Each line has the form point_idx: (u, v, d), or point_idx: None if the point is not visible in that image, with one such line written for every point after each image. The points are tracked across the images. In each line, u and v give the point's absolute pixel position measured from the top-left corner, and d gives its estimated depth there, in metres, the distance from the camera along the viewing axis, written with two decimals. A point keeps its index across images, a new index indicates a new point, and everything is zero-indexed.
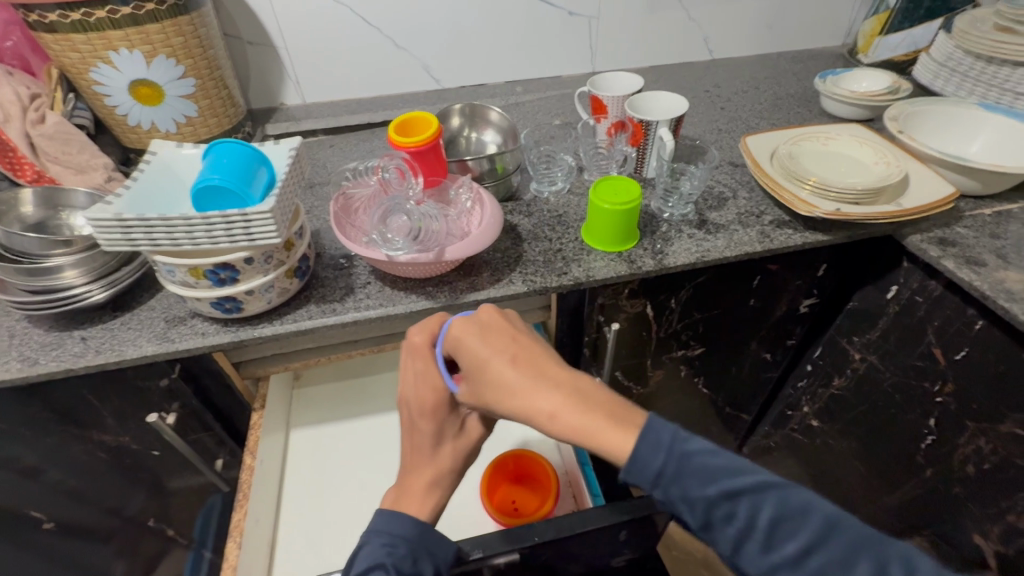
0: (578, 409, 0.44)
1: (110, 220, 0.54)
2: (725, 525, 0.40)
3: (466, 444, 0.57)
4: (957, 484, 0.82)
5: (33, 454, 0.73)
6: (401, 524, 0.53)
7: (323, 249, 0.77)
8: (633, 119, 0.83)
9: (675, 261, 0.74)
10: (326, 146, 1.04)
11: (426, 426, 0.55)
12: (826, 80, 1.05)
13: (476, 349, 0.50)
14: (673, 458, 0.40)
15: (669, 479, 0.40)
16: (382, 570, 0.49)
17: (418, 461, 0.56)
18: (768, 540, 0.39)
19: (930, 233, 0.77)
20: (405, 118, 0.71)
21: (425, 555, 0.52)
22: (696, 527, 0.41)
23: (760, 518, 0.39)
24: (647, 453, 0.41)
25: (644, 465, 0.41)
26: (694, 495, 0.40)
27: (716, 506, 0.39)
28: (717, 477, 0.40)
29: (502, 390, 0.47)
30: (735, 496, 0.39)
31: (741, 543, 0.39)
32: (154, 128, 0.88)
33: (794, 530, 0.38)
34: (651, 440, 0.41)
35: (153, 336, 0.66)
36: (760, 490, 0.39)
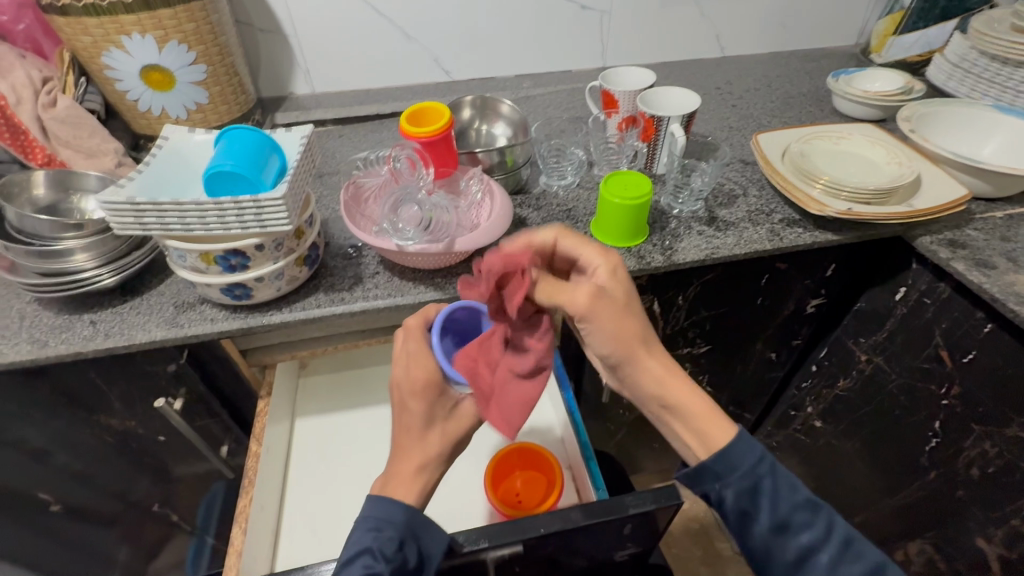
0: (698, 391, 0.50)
1: (123, 203, 0.54)
2: (800, 531, 0.45)
3: (457, 429, 0.57)
4: (961, 487, 0.82)
5: (42, 435, 0.74)
6: (396, 508, 0.51)
7: (332, 238, 0.77)
8: (644, 115, 0.83)
9: (684, 258, 0.74)
10: (336, 136, 1.03)
11: (415, 405, 0.55)
12: (839, 79, 1.04)
13: (610, 296, 0.51)
14: (770, 461, 0.46)
15: (764, 475, 0.46)
16: (368, 555, 0.48)
17: (409, 442, 0.55)
18: (836, 556, 0.45)
19: (940, 235, 0.76)
20: (416, 108, 0.71)
21: (414, 537, 0.51)
22: (765, 529, 0.46)
23: (828, 537, 0.45)
24: (744, 452, 0.46)
25: (741, 459, 0.46)
26: (782, 496, 0.46)
27: (799, 511, 0.46)
28: (803, 489, 0.47)
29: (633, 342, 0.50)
30: (815, 510, 0.46)
31: (808, 551, 0.45)
32: (165, 114, 0.88)
33: (853, 556, 0.45)
34: (750, 443, 0.47)
35: (162, 321, 0.66)
36: (833, 514, 0.47)
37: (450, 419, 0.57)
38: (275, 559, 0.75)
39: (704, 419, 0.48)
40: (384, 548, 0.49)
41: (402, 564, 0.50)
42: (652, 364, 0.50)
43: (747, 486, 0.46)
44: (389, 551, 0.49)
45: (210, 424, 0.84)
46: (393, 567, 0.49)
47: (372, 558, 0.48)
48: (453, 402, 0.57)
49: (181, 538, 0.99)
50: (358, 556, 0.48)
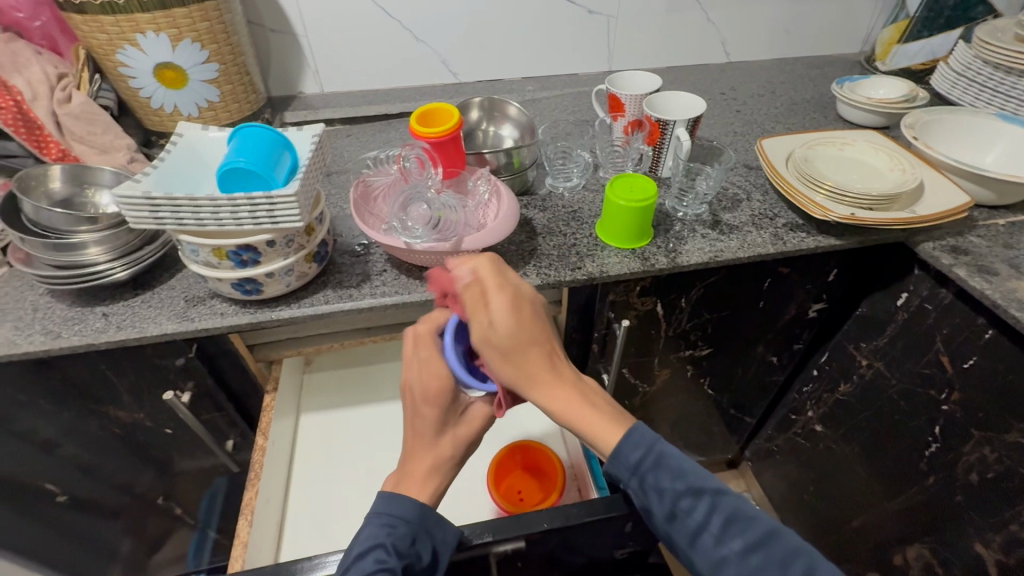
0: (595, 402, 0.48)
1: (139, 198, 0.56)
2: (686, 516, 0.45)
3: (468, 432, 0.57)
4: (959, 492, 0.83)
5: (50, 426, 0.75)
6: (409, 506, 0.53)
7: (340, 235, 0.78)
8: (651, 118, 0.84)
9: (687, 260, 0.75)
10: (344, 135, 1.05)
11: (427, 412, 0.56)
12: (844, 86, 1.05)
13: (499, 329, 0.48)
14: (655, 452, 0.46)
15: (647, 471, 0.46)
16: (381, 550, 0.49)
17: (420, 446, 0.56)
18: (725, 533, 0.44)
19: (942, 241, 0.77)
20: (426, 109, 0.72)
21: (426, 536, 0.53)
22: (661, 517, 0.46)
23: (713, 518, 0.44)
24: (631, 449, 0.46)
25: (627, 456, 0.46)
26: (662, 487, 0.46)
27: (681, 498, 0.45)
28: (685, 474, 0.46)
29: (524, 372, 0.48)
30: (700, 494, 0.45)
31: (697, 536, 0.44)
32: (176, 112, 0.89)
33: (743, 529, 0.43)
34: (639, 433, 0.47)
35: (173, 315, 0.67)
36: (720, 491, 0.45)
37: (461, 422, 0.57)
38: (279, 553, 0.75)
39: (599, 426, 0.47)
40: (397, 543, 0.51)
41: (412, 562, 0.51)
42: (548, 387, 0.48)
43: (635, 483, 0.46)
44: (401, 547, 0.51)
45: (216, 418, 0.85)
46: (404, 563, 0.50)
47: (385, 553, 0.49)
48: (462, 406, 0.57)
49: (184, 531, 1.00)
50: (371, 550, 0.49)
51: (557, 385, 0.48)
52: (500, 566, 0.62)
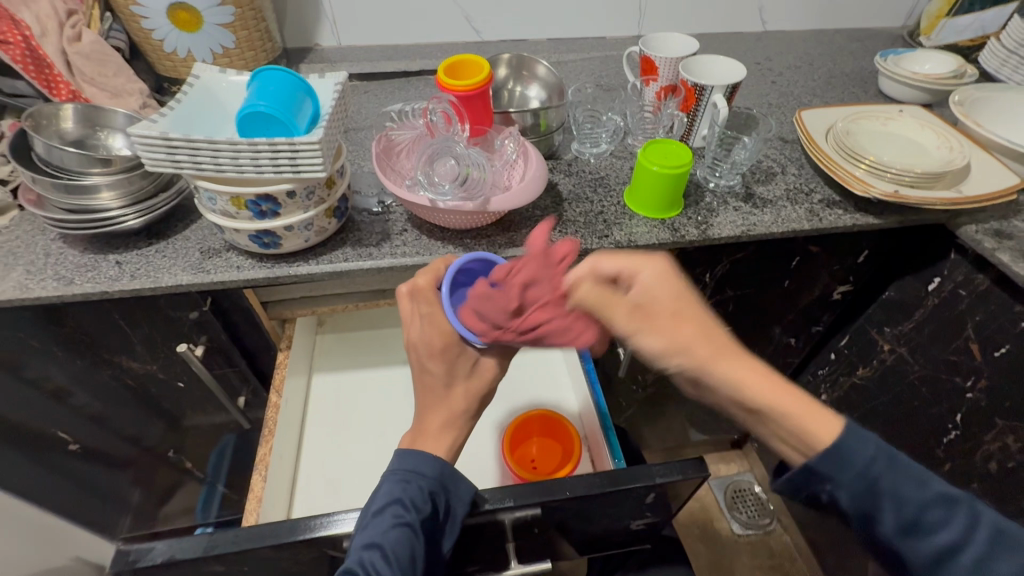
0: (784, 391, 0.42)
1: (156, 138, 0.53)
2: (935, 530, 0.41)
3: (479, 384, 0.59)
4: (976, 480, 0.83)
5: (62, 374, 0.75)
6: (425, 462, 0.53)
7: (358, 192, 0.75)
8: (686, 83, 0.79)
9: (719, 233, 0.72)
10: (362, 91, 1.00)
11: (433, 366, 0.57)
12: (888, 59, 1.00)
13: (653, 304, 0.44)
14: (887, 456, 0.41)
15: (880, 475, 0.41)
16: (399, 505, 0.50)
17: (431, 401, 0.57)
18: (984, 553, 0.40)
19: (985, 224, 0.74)
20: (455, 60, 0.68)
21: (444, 491, 0.53)
22: (895, 531, 0.41)
23: (975, 533, 0.40)
24: (858, 449, 0.41)
25: (855, 456, 0.41)
26: (895, 487, 0.41)
27: (919, 497, 0.41)
28: (930, 483, 0.41)
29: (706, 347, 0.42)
30: (953, 503, 0.41)
31: (949, 555, 0.40)
32: (190, 57, 0.85)
33: (996, 553, 0.40)
34: (862, 433, 0.41)
35: (188, 266, 0.65)
36: (973, 502, 0.41)
37: (474, 377, 0.59)
38: (291, 510, 0.75)
39: (803, 414, 0.41)
40: (415, 498, 0.51)
41: (433, 515, 0.51)
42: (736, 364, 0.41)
43: (862, 487, 0.41)
44: (419, 501, 0.51)
45: (227, 374, 0.84)
46: (422, 516, 0.50)
47: (402, 507, 0.50)
48: (471, 360, 0.59)
49: (193, 484, 1.01)
50: (388, 505, 0.49)
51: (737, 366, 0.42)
52: (516, 531, 0.61)
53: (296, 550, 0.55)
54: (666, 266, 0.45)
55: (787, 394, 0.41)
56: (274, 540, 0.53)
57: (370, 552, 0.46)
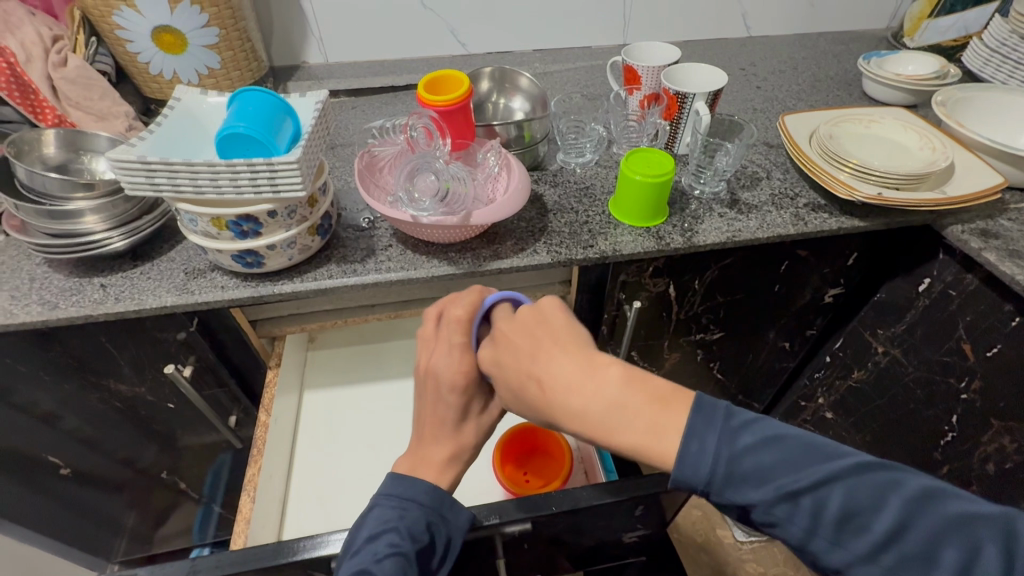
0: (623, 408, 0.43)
1: (134, 161, 0.53)
2: (786, 525, 0.39)
3: (487, 422, 0.58)
4: (975, 482, 0.82)
5: (50, 397, 0.74)
6: (421, 489, 0.52)
7: (344, 209, 0.75)
8: (668, 91, 0.79)
9: (704, 240, 0.72)
10: (350, 107, 1.01)
11: (453, 401, 0.54)
12: (870, 61, 1.00)
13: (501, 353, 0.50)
14: (725, 468, 0.40)
15: (720, 486, 0.40)
16: (393, 533, 0.49)
17: (438, 431, 0.55)
18: (838, 532, 0.38)
19: (972, 224, 0.74)
20: (434, 76, 0.68)
21: (441, 520, 0.52)
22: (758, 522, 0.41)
23: (823, 516, 0.38)
24: (694, 463, 0.40)
25: (693, 470, 0.40)
26: (752, 499, 0.39)
27: (776, 506, 0.39)
28: (766, 479, 0.39)
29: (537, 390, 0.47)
30: (794, 496, 0.38)
31: (811, 540, 0.39)
32: (176, 78, 0.86)
33: (866, 521, 0.37)
34: (700, 439, 0.40)
35: (173, 287, 0.65)
36: (821, 484, 0.38)
37: (483, 415, 0.57)
38: (283, 531, 0.75)
39: (640, 431, 0.42)
40: (411, 528, 0.50)
41: (428, 545, 0.50)
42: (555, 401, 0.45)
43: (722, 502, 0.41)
44: (414, 531, 0.50)
45: (218, 393, 0.84)
46: (418, 546, 0.49)
47: (397, 536, 0.49)
48: (484, 399, 0.57)
49: (189, 505, 1.01)
50: (383, 533, 0.49)
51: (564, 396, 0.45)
52: (506, 547, 0.61)
53: (283, 573, 0.54)
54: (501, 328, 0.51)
55: (618, 425, 0.43)
56: (260, 564, 0.52)
57: None
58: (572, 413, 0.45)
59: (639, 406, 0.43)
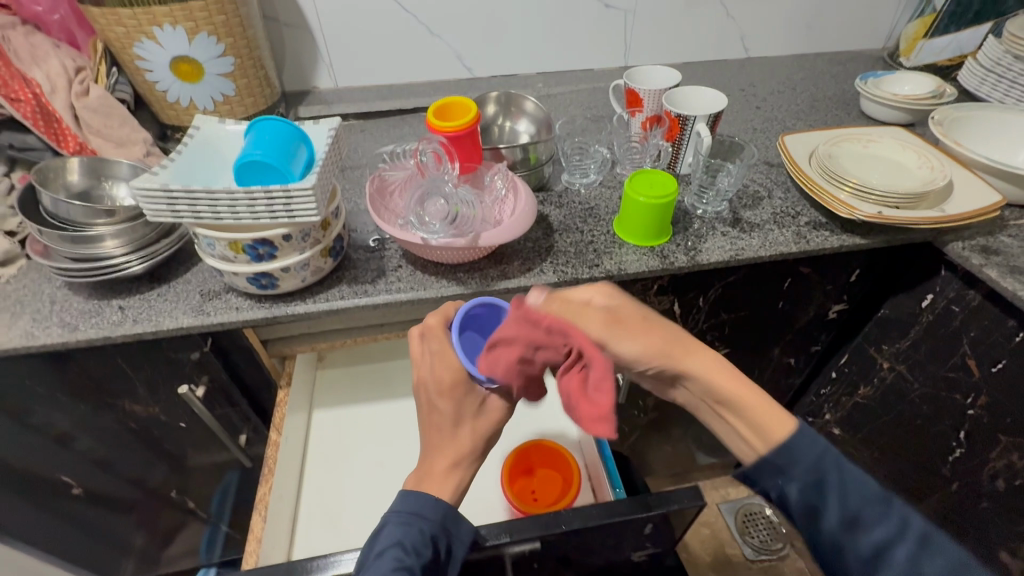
0: (747, 381, 0.46)
1: (156, 189, 0.55)
2: (872, 528, 0.41)
3: (487, 425, 0.58)
4: (985, 499, 0.81)
5: (67, 417, 0.76)
6: (429, 504, 0.53)
7: (355, 231, 0.77)
8: (670, 114, 0.81)
9: (708, 259, 0.73)
10: (359, 131, 1.03)
11: (443, 404, 0.57)
12: (867, 82, 1.03)
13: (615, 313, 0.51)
14: (833, 454, 0.42)
15: (828, 468, 0.42)
16: (398, 548, 0.49)
17: (439, 440, 0.57)
18: (916, 556, 0.40)
19: (972, 241, 0.75)
20: (443, 103, 0.71)
21: (445, 534, 0.52)
22: (836, 526, 0.42)
23: (906, 536, 0.41)
24: (806, 445, 0.42)
25: (804, 450, 0.42)
26: (848, 492, 0.42)
27: (870, 505, 0.41)
28: (871, 482, 0.42)
29: (668, 342, 0.48)
30: (889, 504, 0.41)
31: (883, 551, 0.41)
32: (192, 106, 0.89)
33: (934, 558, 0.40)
34: (813, 436, 0.43)
35: (189, 309, 0.67)
36: (908, 510, 0.42)
37: (480, 417, 0.58)
38: (293, 550, 0.75)
39: (759, 406, 0.44)
40: (415, 543, 0.50)
41: (433, 559, 0.50)
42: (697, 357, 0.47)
43: (811, 480, 0.42)
44: (419, 545, 0.50)
45: (229, 413, 0.85)
46: (422, 561, 0.49)
47: (403, 551, 0.49)
48: (478, 400, 0.58)
49: (197, 525, 1.01)
50: (389, 549, 0.49)
51: (693, 357, 0.47)
52: (516, 567, 0.61)
53: None
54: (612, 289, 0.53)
55: (744, 389, 0.45)
56: None
57: None
58: (699, 373, 0.46)
59: (748, 383, 0.46)
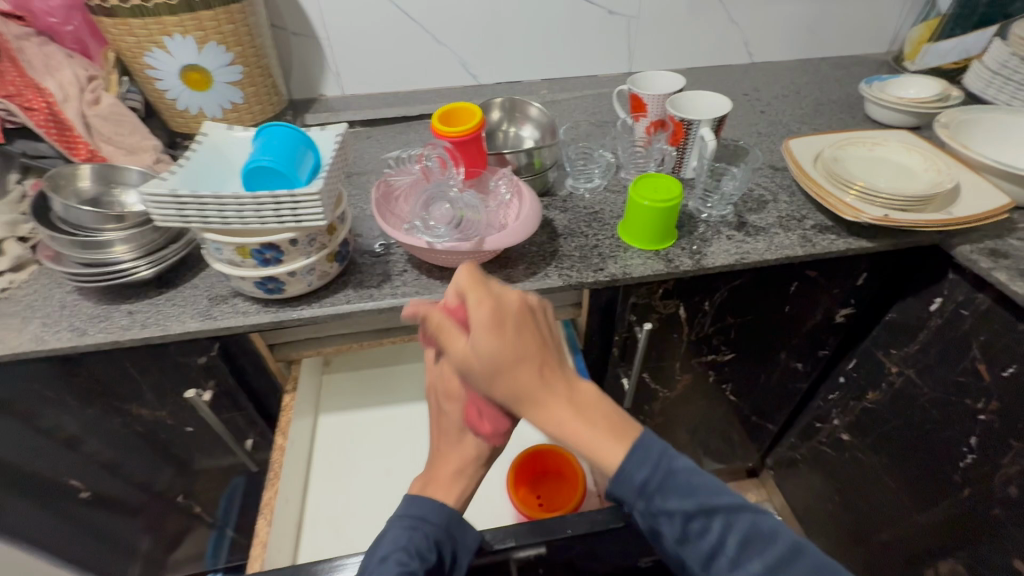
0: (591, 422, 0.44)
1: (166, 195, 0.56)
2: (699, 539, 0.43)
3: (495, 434, 0.58)
4: (996, 507, 0.79)
5: (76, 420, 0.77)
6: (436, 510, 0.53)
7: (360, 235, 0.77)
8: (674, 118, 0.82)
9: (713, 262, 0.73)
10: (365, 137, 1.04)
11: (449, 410, 0.58)
12: (872, 85, 1.03)
13: (491, 334, 0.45)
14: (659, 474, 0.44)
15: (653, 491, 0.44)
16: (402, 552, 0.49)
17: (450, 446, 0.58)
18: (740, 554, 0.42)
19: (980, 244, 0.74)
20: (448, 108, 0.71)
21: (449, 539, 0.52)
22: (672, 540, 0.44)
23: (729, 537, 0.42)
24: (636, 467, 0.44)
25: (632, 476, 0.44)
26: (673, 508, 0.44)
27: (693, 516, 0.43)
28: (695, 492, 0.44)
29: (515, 382, 0.44)
30: (711, 512, 0.43)
31: (713, 559, 0.43)
32: (201, 113, 0.90)
33: (764, 550, 0.42)
34: (641, 456, 0.44)
35: (197, 313, 0.68)
36: (734, 507, 0.43)
37: (489, 426, 0.58)
38: (297, 554, 0.75)
39: (597, 443, 0.44)
40: (420, 548, 0.50)
41: (437, 564, 0.50)
42: (540, 403, 0.44)
43: (644, 506, 0.44)
44: (423, 550, 0.50)
45: (235, 417, 0.85)
46: (427, 566, 0.49)
47: (406, 555, 0.48)
48: None
49: (202, 530, 1.01)
50: (393, 553, 0.48)
51: (548, 402, 0.44)
52: None
53: None
54: (492, 318, 0.45)
55: (584, 430, 0.44)
56: None
57: None
58: (540, 415, 0.45)
59: (597, 424, 0.44)
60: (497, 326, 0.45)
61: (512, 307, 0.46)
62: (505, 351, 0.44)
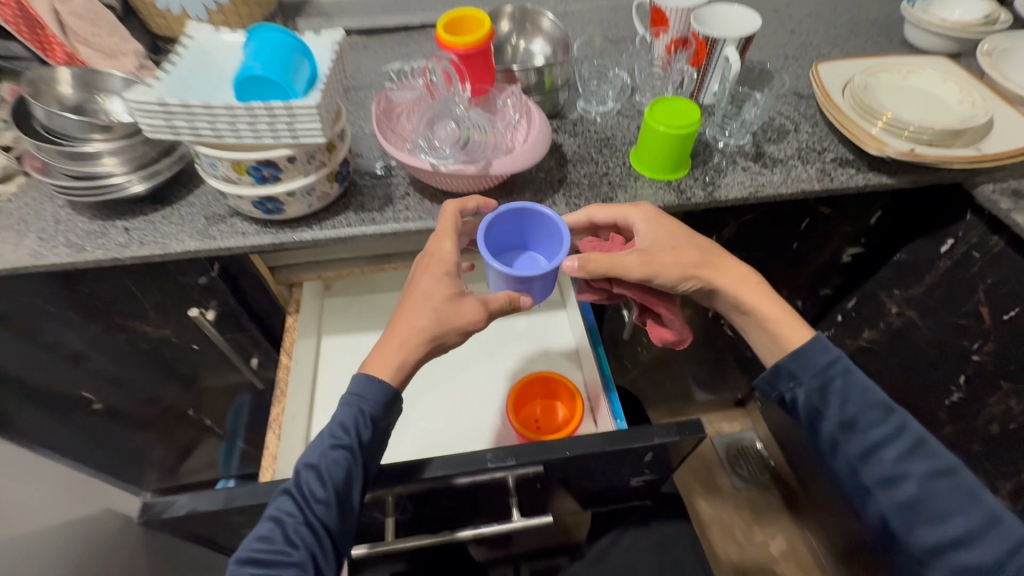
0: (769, 297, 0.60)
1: (153, 104, 0.52)
2: (868, 429, 0.54)
3: (457, 314, 0.55)
4: (976, 442, 0.83)
5: (78, 336, 0.77)
6: (374, 386, 0.53)
7: (360, 155, 0.74)
8: (697, 34, 0.75)
9: (726, 195, 0.71)
10: (363, 47, 0.96)
11: (421, 275, 0.57)
12: (915, 4, 0.94)
13: (660, 244, 0.60)
14: (843, 364, 0.56)
15: (834, 376, 0.55)
16: (336, 428, 0.51)
17: (402, 320, 0.55)
18: (907, 452, 0.53)
19: (1004, 184, 0.71)
20: (454, 16, 0.66)
21: (385, 415, 0.53)
22: (837, 425, 0.55)
23: (901, 437, 0.53)
24: (818, 355, 0.56)
25: (813, 360, 0.56)
26: (852, 398, 0.55)
27: (870, 410, 0.54)
28: (876, 391, 0.55)
29: (705, 262, 0.60)
30: (889, 412, 0.54)
31: (875, 447, 0.53)
32: (183, 15, 0.82)
33: (923, 456, 0.52)
34: (823, 346, 0.57)
35: (194, 232, 0.66)
36: (908, 417, 0.54)
37: (450, 303, 0.55)
38: None
39: (779, 320, 0.59)
40: (354, 424, 0.51)
41: (370, 439, 0.52)
42: (727, 273, 0.61)
43: (817, 384, 0.56)
44: (361, 430, 0.51)
45: (240, 337, 0.86)
46: (361, 440, 0.51)
47: (339, 431, 0.51)
48: (457, 288, 0.56)
49: (213, 441, 1.07)
50: (326, 431, 0.51)
51: (726, 280, 0.60)
52: (519, 487, 0.64)
53: None
54: (653, 214, 0.62)
55: (768, 300, 0.60)
56: None
57: (306, 474, 0.49)
58: (729, 289, 0.60)
59: (768, 301, 0.60)
60: (664, 222, 0.62)
61: (645, 203, 0.64)
62: (692, 248, 0.61)
